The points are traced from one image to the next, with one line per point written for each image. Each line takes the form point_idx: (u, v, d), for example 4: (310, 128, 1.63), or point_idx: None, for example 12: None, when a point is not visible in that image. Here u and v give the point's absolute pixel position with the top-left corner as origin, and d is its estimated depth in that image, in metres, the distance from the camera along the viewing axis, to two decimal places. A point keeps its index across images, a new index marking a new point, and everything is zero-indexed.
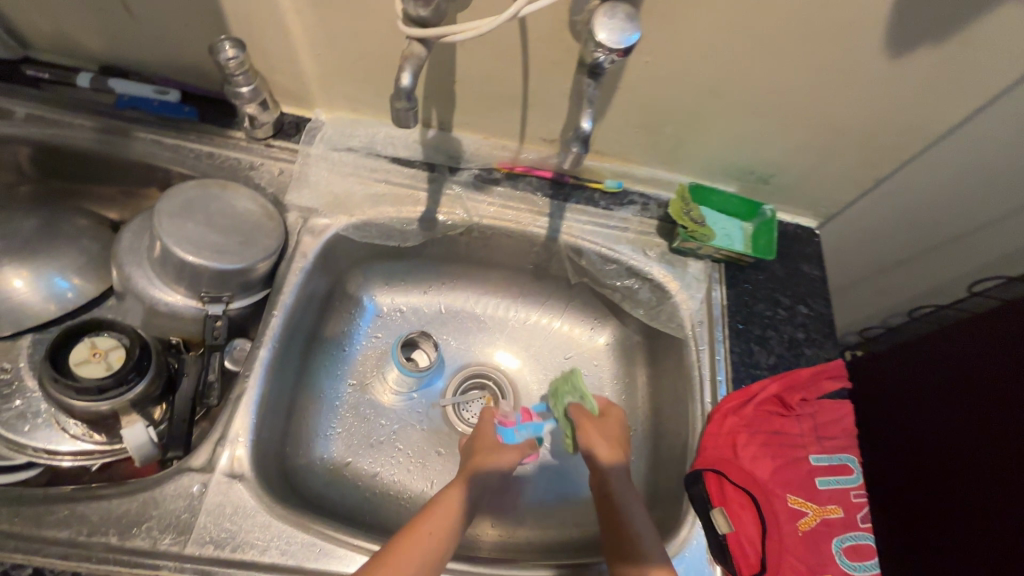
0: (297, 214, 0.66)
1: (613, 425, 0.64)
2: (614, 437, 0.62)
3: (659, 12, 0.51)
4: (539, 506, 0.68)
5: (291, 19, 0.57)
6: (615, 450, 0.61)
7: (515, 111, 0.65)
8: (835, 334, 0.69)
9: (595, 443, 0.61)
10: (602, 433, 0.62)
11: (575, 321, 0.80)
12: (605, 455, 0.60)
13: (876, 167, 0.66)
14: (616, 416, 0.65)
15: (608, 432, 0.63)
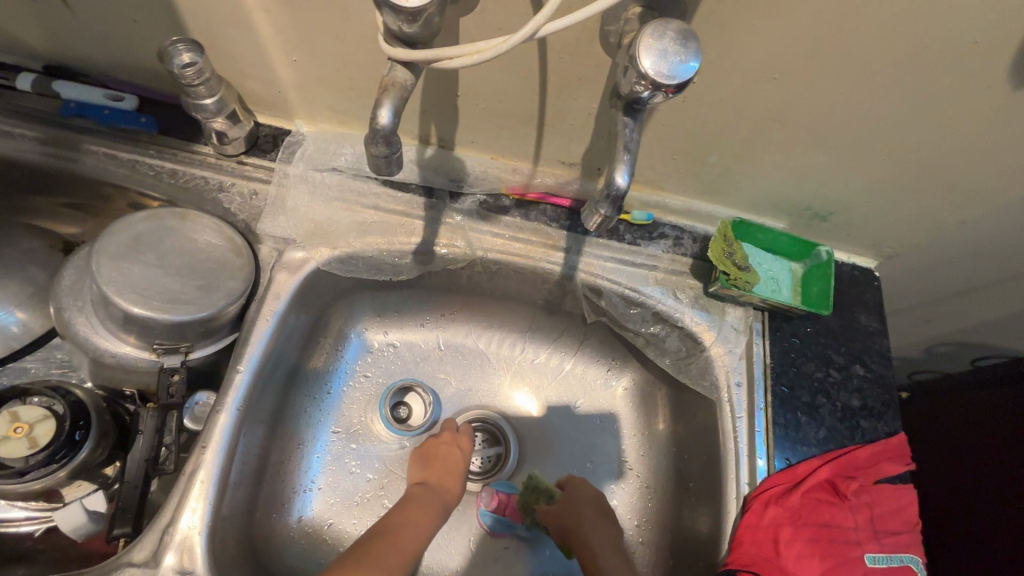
0: (272, 246, 0.57)
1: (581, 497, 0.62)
2: (588, 505, 0.61)
3: (714, 24, 0.40)
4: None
5: (259, 20, 0.47)
6: (589, 520, 0.60)
7: (529, 131, 0.54)
8: (896, 402, 0.59)
9: (571, 518, 0.60)
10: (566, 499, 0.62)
11: (590, 364, 0.71)
12: (581, 529, 0.59)
13: (960, 207, 0.55)
14: (580, 486, 0.63)
15: (576, 504, 0.61)
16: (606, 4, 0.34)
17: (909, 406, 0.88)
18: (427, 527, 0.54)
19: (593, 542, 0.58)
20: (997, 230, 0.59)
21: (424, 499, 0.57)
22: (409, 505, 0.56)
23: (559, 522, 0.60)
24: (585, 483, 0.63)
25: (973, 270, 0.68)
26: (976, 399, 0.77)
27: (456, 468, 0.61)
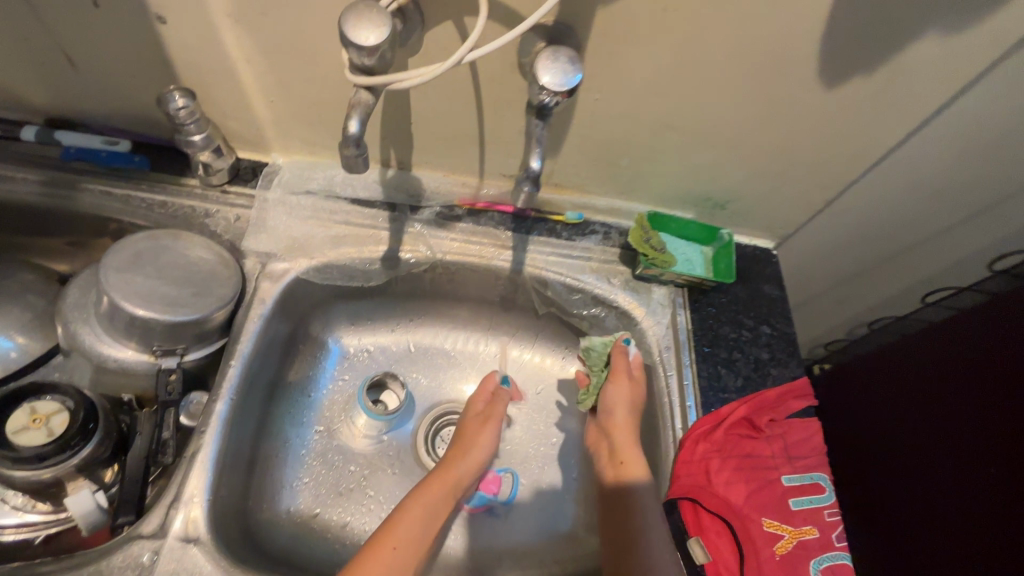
0: (255, 260, 0.65)
1: (641, 389, 0.67)
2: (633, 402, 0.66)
3: (600, 55, 0.52)
4: (533, 549, 0.68)
5: (242, 68, 0.57)
6: (633, 411, 0.66)
7: (472, 148, 0.65)
8: (799, 352, 0.70)
9: (619, 406, 0.65)
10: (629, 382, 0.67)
11: (546, 352, 0.80)
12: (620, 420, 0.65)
13: (823, 190, 0.68)
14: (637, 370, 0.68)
15: (635, 397, 0.66)
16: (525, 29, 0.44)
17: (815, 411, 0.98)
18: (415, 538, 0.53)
19: (618, 430, 0.64)
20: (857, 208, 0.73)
21: (460, 458, 0.63)
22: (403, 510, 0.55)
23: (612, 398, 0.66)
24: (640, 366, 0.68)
25: (851, 244, 0.82)
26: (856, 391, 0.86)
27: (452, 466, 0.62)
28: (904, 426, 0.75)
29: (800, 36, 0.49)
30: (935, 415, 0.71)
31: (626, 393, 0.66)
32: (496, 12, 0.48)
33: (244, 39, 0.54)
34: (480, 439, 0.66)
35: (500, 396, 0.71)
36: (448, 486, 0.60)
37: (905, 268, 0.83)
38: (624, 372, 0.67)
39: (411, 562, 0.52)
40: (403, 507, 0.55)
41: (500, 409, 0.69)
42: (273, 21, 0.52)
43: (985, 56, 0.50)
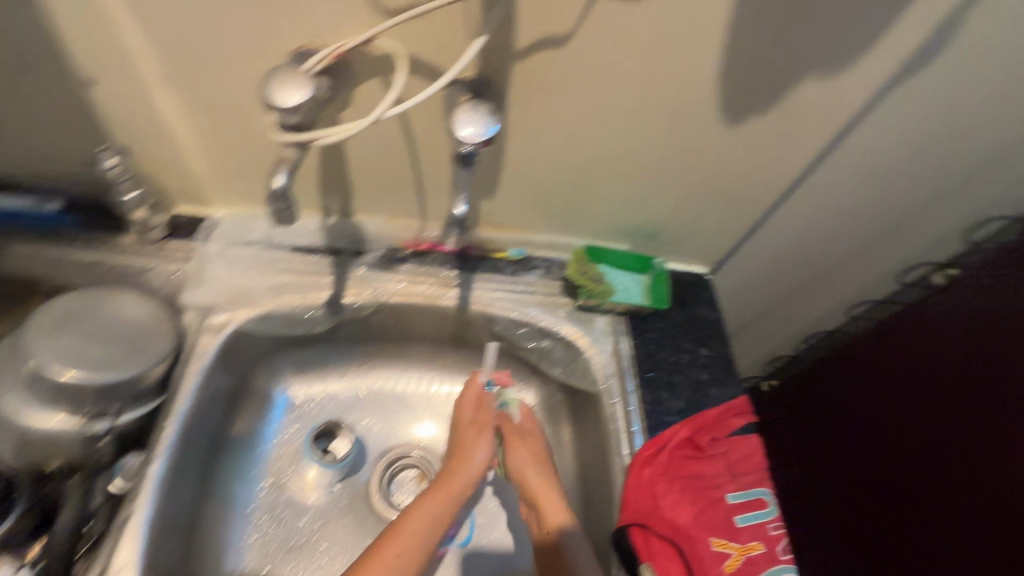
0: (195, 313, 0.64)
1: (539, 441, 0.71)
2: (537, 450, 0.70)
3: (522, 104, 0.56)
4: None
5: (175, 127, 0.58)
6: (541, 458, 0.69)
7: (411, 193, 0.68)
8: (736, 371, 0.73)
9: (523, 459, 0.68)
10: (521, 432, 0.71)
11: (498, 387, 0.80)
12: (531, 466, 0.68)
13: (746, 217, 0.73)
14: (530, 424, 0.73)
15: (535, 447, 0.70)
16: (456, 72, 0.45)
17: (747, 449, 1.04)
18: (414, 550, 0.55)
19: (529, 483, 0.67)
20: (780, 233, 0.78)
21: (460, 468, 0.65)
22: (402, 521, 0.57)
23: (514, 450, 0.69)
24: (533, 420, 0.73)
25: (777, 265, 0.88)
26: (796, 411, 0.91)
27: (454, 476, 0.64)
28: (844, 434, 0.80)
29: (699, 81, 0.54)
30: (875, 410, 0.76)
31: (527, 442, 0.70)
32: (419, 69, 0.51)
33: (176, 100, 0.55)
34: (475, 449, 0.68)
35: (487, 402, 0.73)
36: (452, 496, 0.62)
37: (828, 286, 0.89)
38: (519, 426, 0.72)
39: (415, 567, 0.54)
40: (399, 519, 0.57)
41: (491, 415, 0.71)
42: (204, 83, 0.53)
43: (862, 96, 0.56)
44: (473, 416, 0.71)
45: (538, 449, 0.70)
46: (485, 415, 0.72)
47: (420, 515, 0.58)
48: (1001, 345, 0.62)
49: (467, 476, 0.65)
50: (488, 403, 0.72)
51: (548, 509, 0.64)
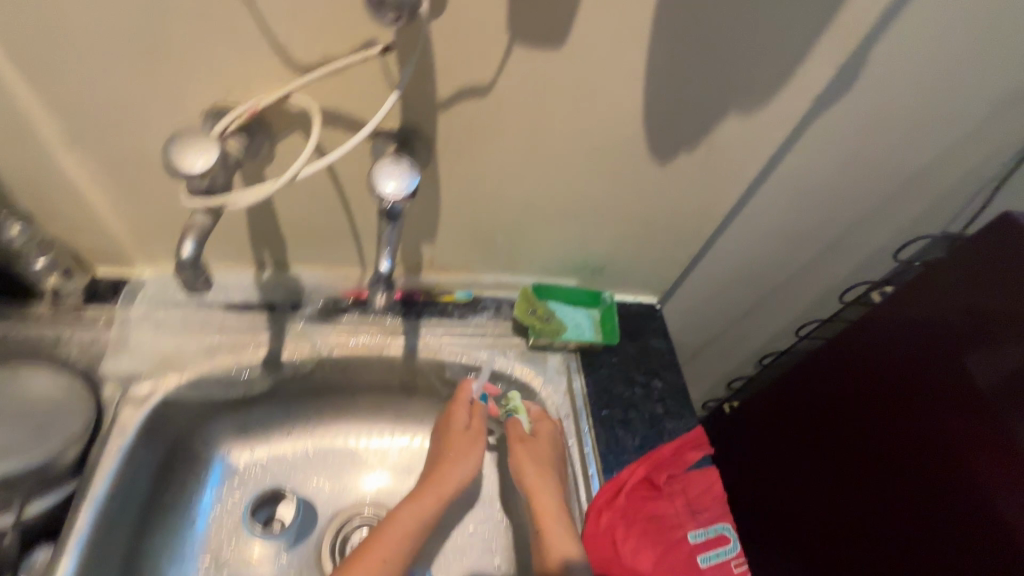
0: (116, 385, 0.60)
1: (545, 442, 0.65)
2: (549, 454, 0.65)
3: (450, 151, 0.55)
4: None
5: (86, 189, 0.55)
6: (549, 467, 0.63)
7: (348, 242, 0.66)
8: (691, 402, 0.72)
9: (529, 466, 0.63)
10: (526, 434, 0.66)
11: None
12: (538, 476, 0.62)
13: (687, 247, 0.74)
14: (546, 425, 0.67)
15: (543, 453, 0.64)
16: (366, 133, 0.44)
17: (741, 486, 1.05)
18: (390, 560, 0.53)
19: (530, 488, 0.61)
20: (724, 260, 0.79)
21: (450, 471, 0.63)
22: (380, 532, 0.55)
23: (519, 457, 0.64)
24: (552, 424, 0.67)
25: (725, 289, 0.89)
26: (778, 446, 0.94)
27: (442, 477, 0.62)
28: (828, 471, 0.82)
29: (624, 121, 0.54)
30: (844, 434, 0.79)
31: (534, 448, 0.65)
32: (341, 122, 0.50)
33: (85, 162, 0.52)
34: (468, 454, 0.65)
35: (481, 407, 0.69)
36: (439, 500, 0.60)
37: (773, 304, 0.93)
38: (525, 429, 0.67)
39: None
40: (375, 532, 0.55)
41: (484, 422, 0.68)
42: (115, 143, 0.51)
43: (781, 129, 0.58)
44: (467, 421, 0.67)
45: (547, 454, 0.64)
46: (479, 421, 0.68)
47: (401, 522, 0.56)
48: (946, 369, 0.65)
49: (456, 480, 0.62)
50: (482, 410, 0.69)
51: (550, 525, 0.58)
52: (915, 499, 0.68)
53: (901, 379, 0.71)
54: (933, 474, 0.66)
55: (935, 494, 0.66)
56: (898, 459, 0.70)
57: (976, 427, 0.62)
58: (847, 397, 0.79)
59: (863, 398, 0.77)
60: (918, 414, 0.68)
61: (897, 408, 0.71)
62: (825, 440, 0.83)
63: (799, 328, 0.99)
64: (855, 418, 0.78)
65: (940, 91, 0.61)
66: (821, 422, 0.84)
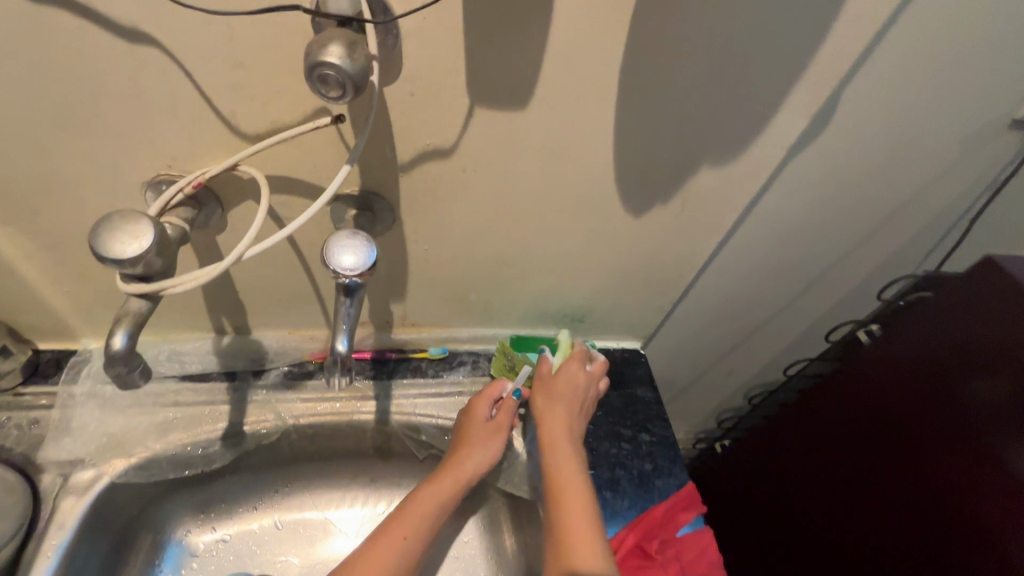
0: (56, 473, 0.55)
1: (567, 385, 0.64)
2: (569, 394, 0.63)
3: (416, 211, 0.52)
4: None
5: (21, 264, 0.51)
6: (575, 446, 0.60)
7: (313, 304, 0.62)
8: (681, 455, 0.69)
9: (553, 430, 0.61)
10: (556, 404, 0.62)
11: None
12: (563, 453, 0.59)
13: (668, 293, 0.71)
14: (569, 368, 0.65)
15: (570, 428, 0.61)
16: (325, 203, 0.42)
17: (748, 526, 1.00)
18: (414, 539, 0.53)
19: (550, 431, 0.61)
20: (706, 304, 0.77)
21: (470, 457, 0.60)
22: (402, 510, 0.55)
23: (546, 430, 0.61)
24: (575, 368, 0.65)
25: (708, 329, 0.87)
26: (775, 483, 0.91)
27: (467, 442, 0.61)
28: (834, 504, 0.78)
29: (594, 176, 0.52)
30: (847, 460, 0.76)
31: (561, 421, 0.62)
32: (297, 188, 0.48)
33: (20, 237, 0.49)
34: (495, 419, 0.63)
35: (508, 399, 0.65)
36: (454, 489, 0.58)
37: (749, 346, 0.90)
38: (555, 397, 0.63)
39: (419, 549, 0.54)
40: (399, 510, 0.55)
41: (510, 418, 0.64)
42: (52, 218, 0.47)
43: (756, 178, 0.56)
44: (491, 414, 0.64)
45: (568, 397, 0.63)
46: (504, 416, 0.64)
47: (424, 499, 0.56)
48: (948, 401, 0.61)
49: (474, 470, 0.60)
50: (510, 405, 0.65)
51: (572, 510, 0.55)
52: (917, 538, 0.64)
53: (894, 414, 0.69)
54: (939, 510, 0.62)
55: (940, 533, 0.61)
56: (892, 494, 0.68)
57: (961, 460, 0.59)
58: (850, 423, 0.76)
59: (856, 432, 0.75)
60: (920, 445, 0.64)
61: (898, 442, 0.68)
62: (827, 465, 0.80)
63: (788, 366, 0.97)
64: (851, 454, 0.75)
65: (910, 132, 0.61)
66: (823, 446, 0.81)
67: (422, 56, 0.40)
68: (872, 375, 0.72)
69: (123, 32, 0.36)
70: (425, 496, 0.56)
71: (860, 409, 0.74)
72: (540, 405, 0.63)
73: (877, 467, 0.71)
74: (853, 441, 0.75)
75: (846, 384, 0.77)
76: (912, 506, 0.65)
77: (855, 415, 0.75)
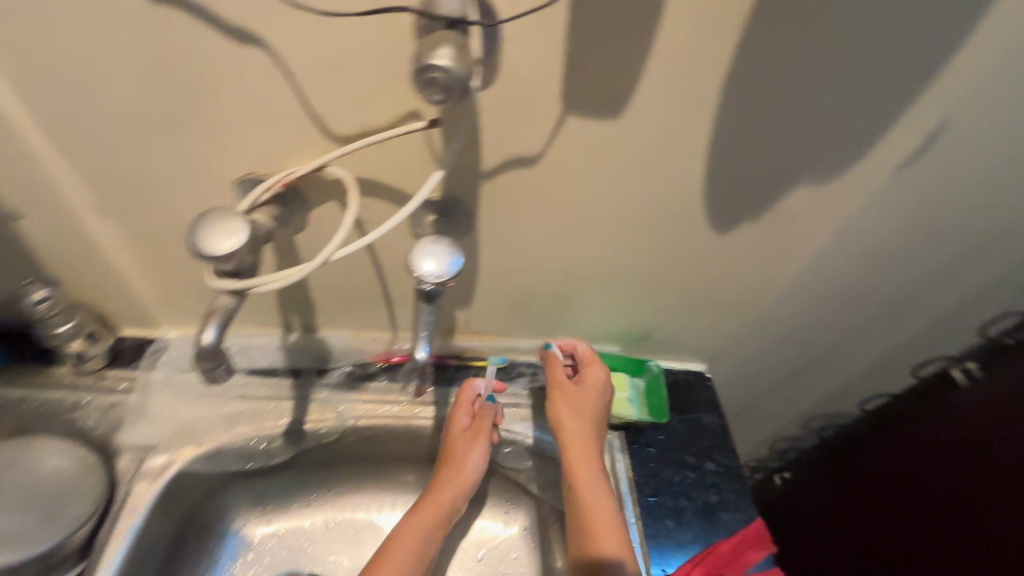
0: (131, 458, 0.57)
1: (586, 391, 0.61)
2: (590, 399, 0.61)
3: (493, 219, 0.51)
4: None
5: (114, 253, 0.53)
6: (593, 457, 0.58)
7: (380, 307, 0.62)
8: (749, 489, 0.65)
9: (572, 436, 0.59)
10: (573, 406, 0.60)
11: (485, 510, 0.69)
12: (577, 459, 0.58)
13: (743, 316, 0.68)
14: (593, 371, 0.62)
15: (589, 433, 0.59)
16: (413, 209, 0.43)
17: (783, 544, 0.99)
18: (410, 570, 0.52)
19: (568, 438, 0.59)
20: (779, 328, 0.73)
21: (454, 479, 0.59)
22: (392, 541, 0.53)
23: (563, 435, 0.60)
24: (594, 369, 0.62)
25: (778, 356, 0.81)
26: (827, 522, 0.90)
27: (451, 461, 0.59)
28: (886, 526, 0.78)
29: (681, 190, 0.50)
30: (908, 485, 0.76)
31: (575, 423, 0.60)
32: (380, 193, 0.48)
33: (115, 227, 0.50)
34: (477, 437, 0.60)
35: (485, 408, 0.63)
36: (442, 513, 0.57)
37: (823, 377, 0.84)
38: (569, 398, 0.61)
39: None
40: (388, 542, 0.53)
41: (490, 421, 0.62)
42: (147, 212, 0.49)
43: (855, 200, 0.52)
44: (468, 422, 0.62)
45: (586, 402, 0.61)
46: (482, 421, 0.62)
47: (412, 530, 0.54)
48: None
49: (459, 490, 0.59)
50: (486, 411, 0.62)
51: (591, 510, 0.54)
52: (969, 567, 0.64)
53: (971, 444, 0.69)
54: (996, 543, 0.62)
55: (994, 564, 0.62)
56: (956, 522, 0.67)
57: (1011, 526, 0.61)
58: (920, 448, 0.76)
59: (923, 456, 0.75)
60: (994, 478, 0.65)
61: (969, 471, 0.68)
62: (886, 487, 0.80)
63: (864, 403, 0.87)
64: (913, 478, 0.75)
65: None
66: (886, 469, 0.81)
67: (520, 61, 0.38)
68: (959, 405, 0.73)
69: (232, 32, 0.36)
70: (413, 526, 0.55)
71: (934, 436, 0.74)
72: (557, 411, 0.61)
73: (939, 493, 0.71)
74: (919, 465, 0.75)
75: (929, 411, 0.77)
76: (969, 534, 0.65)
77: (927, 441, 0.75)
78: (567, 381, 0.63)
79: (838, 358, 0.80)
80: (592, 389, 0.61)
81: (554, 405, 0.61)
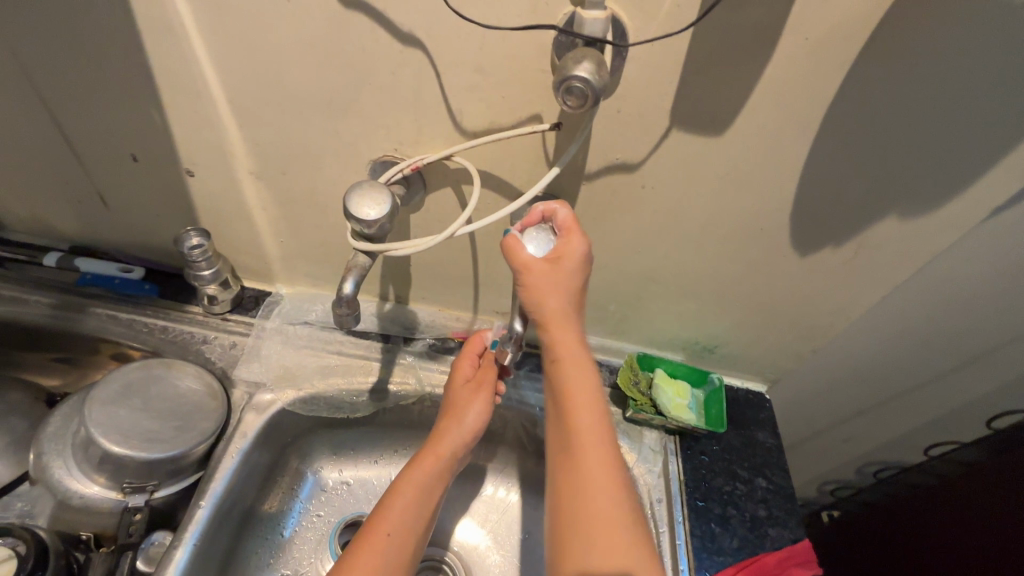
0: (243, 390, 0.66)
1: (566, 268, 0.48)
2: (570, 273, 0.48)
3: (586, 218, 0.56)
4: None
5: (257, 214, 0.62)
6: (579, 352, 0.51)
7: (468, 289, 0.68)
8: (799, 510, 0.66)
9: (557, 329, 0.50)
10: (551, 288, 0.48)
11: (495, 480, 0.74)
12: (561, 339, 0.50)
13: (813, 341, 0.69)
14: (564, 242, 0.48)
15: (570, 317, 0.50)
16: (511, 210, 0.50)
17: None
18: (416, 521, 0.53)
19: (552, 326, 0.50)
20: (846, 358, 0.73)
21: (451, 430, 0.58)
22: (395, 488, 0.54)
23: (546, 321, 0.50)
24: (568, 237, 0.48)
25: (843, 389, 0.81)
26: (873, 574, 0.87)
27: (455, 410, 0.60)
28: None
29: (769, 209, 0.53)
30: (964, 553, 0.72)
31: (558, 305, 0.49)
32: (492, 184, 0.54)
33: (263, 191, 0.59)
34: (478, 391, 0.61)
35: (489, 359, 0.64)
36: (443, 461, 0.57)
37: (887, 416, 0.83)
38: (551, 290, 0.48)
39: (410, 537, 0.52)
40: (392, 489, 0.54)
41: (492, 374, 0.62)
42: (293, 182, 0.57)
43: (946, 237, 0.53)
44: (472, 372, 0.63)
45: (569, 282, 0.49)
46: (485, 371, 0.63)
47: (416, 478, 0.55)
48: None
49: (461, 436, 0.58)
50: (488, 370, 0.62)
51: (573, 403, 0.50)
52: None
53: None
54: None
55: None
56: None
57: None
58: (972, 514, 0.72)
59: (977, 523, 0.71)
60: None
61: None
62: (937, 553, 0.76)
63: (930, 447, 0.85)
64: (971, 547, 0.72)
65: None
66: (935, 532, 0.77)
67: (640, 80, 0.43)
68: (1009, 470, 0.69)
69: (403, 37, 0.43)
70: (417, 475, 0.55)
71: (987, 504, 0.71)
72: (533, 300, 0.49)
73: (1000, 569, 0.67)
74: (974, 534, 0.72)
75: (978, 474, 0.73)
76: None
77: (979, 508, 0.71)
78: (540, 259, 0.48)
79: (906, 397, 0.79)
80: (574, 262, 0.48)
81: (529, 293, 0.49)
